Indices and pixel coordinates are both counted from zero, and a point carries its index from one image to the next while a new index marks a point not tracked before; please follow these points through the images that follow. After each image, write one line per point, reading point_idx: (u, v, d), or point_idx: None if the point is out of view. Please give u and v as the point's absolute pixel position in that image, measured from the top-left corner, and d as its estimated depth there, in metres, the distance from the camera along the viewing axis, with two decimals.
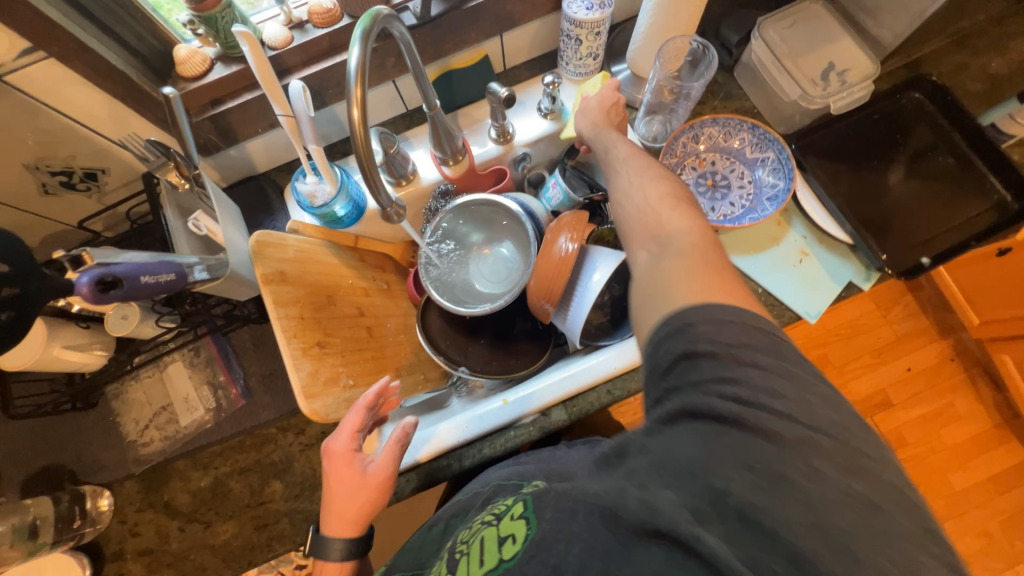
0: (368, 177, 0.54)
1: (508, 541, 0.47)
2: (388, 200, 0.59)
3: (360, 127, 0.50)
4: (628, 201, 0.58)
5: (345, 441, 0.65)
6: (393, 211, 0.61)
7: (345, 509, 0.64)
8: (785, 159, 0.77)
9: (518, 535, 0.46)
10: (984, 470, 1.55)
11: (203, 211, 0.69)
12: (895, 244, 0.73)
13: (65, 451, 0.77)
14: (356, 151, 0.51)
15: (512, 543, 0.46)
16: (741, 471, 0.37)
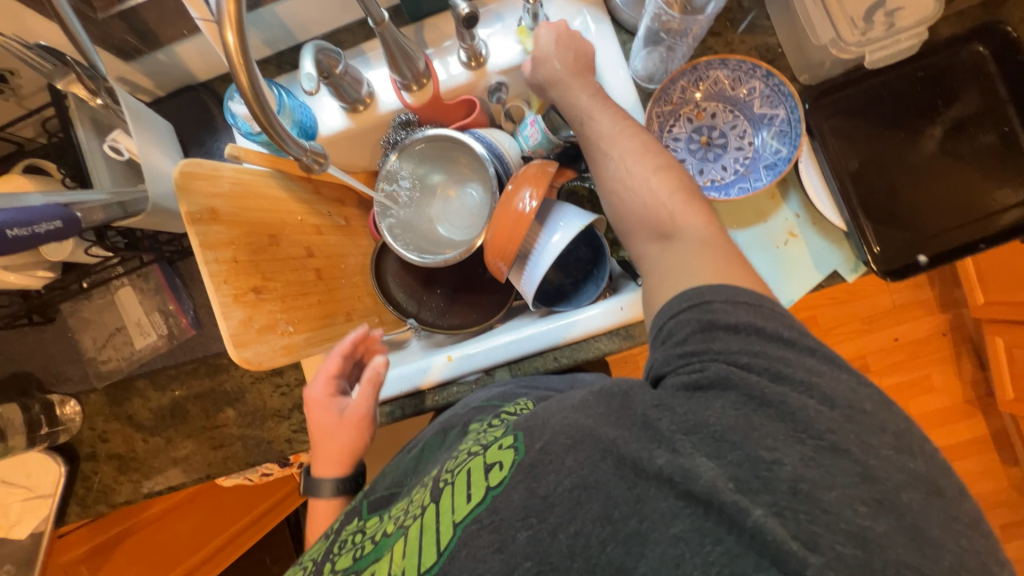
0: (267, 125, 0.47)
1: (495, 469, 0.46)
2: (300, 150, 0.54)
3: (237, 57, 0.42)
4: (626, 194, 0.56)
5: (317, 390, 0.68)
6: (310, 159, 0.56)
7: (330, 451, 0.68)
8: (795, 121, 0.65)
9: (505, 463, 0.45)
10: (941, 439, 1.57)
11: (121, 130, 0.63)
12: (895, 236, 0.64)
13: (31, 361, 0.80)
14: (240, 85, 0.44)
15: (500, 471, 0.45)
16: (791, 445, 0.37)
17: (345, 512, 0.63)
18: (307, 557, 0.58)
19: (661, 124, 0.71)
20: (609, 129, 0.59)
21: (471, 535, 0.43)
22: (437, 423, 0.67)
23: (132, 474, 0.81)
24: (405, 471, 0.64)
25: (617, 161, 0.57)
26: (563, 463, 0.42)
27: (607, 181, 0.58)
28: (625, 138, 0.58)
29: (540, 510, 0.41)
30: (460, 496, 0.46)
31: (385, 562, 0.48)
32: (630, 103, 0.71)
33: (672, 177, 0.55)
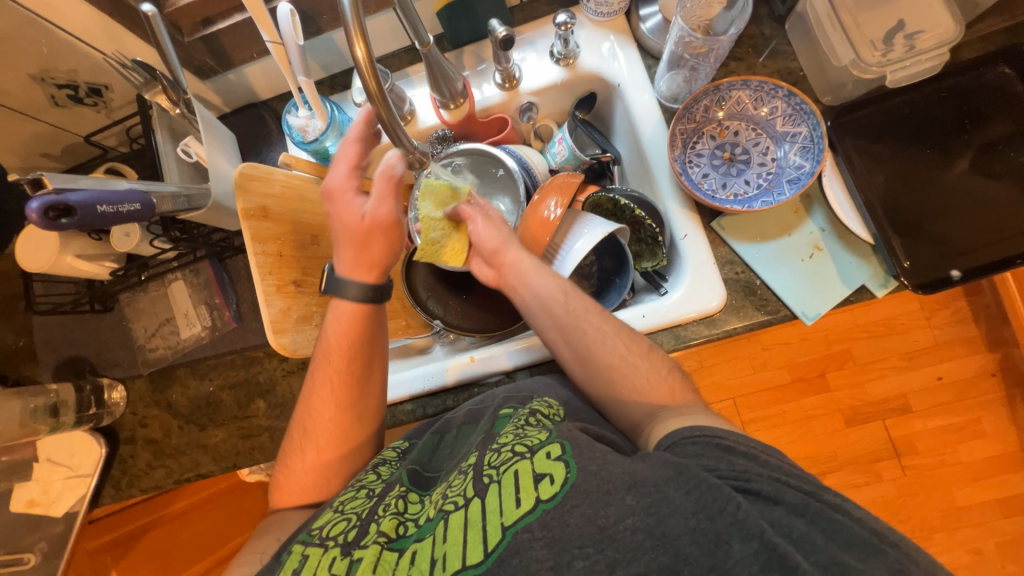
0: (391, 128, 0.59)
1: (546, 481, 0.45)
2: (411, 146, 0.65)
3: (366, 65, 0.52)
4: (604, 360, 0.62)
5: (344, 179, 0.64)
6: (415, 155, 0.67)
7: (363, 260, 0.66)
8: (817, 137, 0.67)
9: (557, 476, 0.45)
10: (995, 491, 1.44)
11: (193, 136, 0.70)
12: (924, 251, 0.63)
13: (87, 346, 0.87)
14: (369, 87, 0.53)
15: (552, 485, 0.45)
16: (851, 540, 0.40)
17: (374, 477, 0.60)
18: (345, 509, 0.55)
19: (684, 141, 0.74)
20: (578, 300, 0.66)
21: (524, 545, 0.42)
22: (467, 409, 0.68)
23: (165, 460, 0.84)
24: (443, 452, 0.64)
25: (594, 339, 0.63)
26: (623, 500, 0.42)
27: (581, 350, 0.64)
28: (583, 308, 0.65)
29: (598, 540, 0.41)
30: (507, 501, 0.45)
31: (428, 545, 0.47)
32: (653, 120, 0.75)
33: (636, 337, 0.64)
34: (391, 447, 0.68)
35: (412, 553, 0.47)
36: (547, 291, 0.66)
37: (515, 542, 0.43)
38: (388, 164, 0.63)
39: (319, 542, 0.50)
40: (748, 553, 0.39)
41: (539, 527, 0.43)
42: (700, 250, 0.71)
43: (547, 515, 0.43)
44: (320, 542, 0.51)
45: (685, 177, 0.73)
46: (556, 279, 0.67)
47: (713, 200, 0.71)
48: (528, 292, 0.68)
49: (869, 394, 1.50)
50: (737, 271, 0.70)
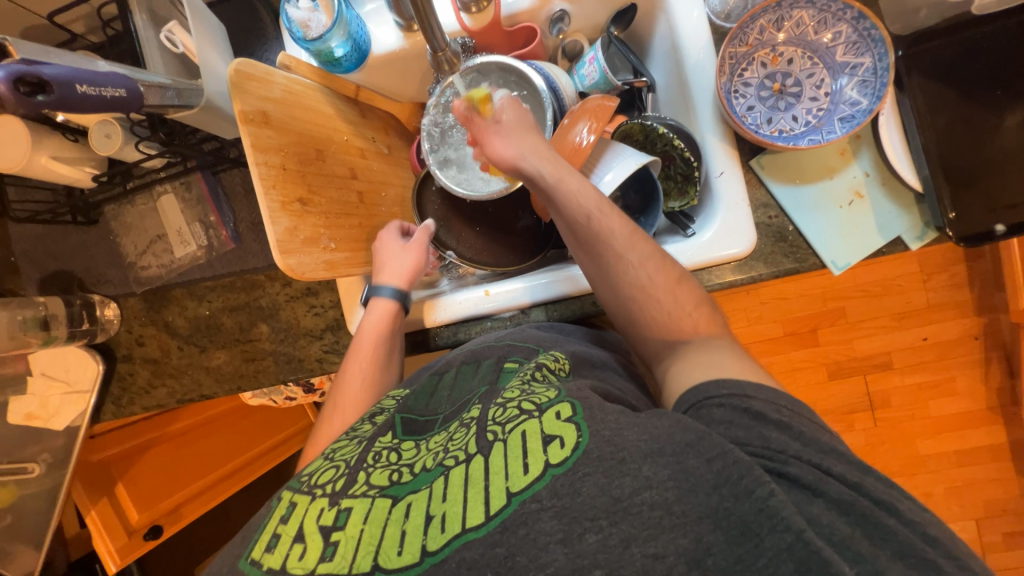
0: (425, 23, 0.59)
1: (557, 444, 0.43)
2: (441, 45, 0.65)
3: None
4: (627, 288, 0.60)
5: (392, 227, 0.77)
6: (443, 56, 0.68)
7: (397, 271, 0.73)
8: (882, 69, 0.61)
9: (567, 440, 0.43)
10: (955, 443, 1.55)
11: (177, 22, 0.60)
12: (970, 201, 0.60)
13: (73, 260, 0.81)
14: None
15: (562, 449, 0.43)
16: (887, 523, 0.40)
17: (366, 424, 0.59)
18: (335, 457, 0.53)
19: (733, 67, 0.67)
20: (605, 222, 0.60)
21: (532, 516, 0.40)
22: (466, 351, 0.66)
23: (165, 379, 0.82)
24: (439, 397, 0.61)
25: (630, 269, 0.59)
26: (640, 471, 0.41)
27: (604, 273, 0.61)
28: (611, 233, 0.60)
29: (610, 511, 0.40)
30: (514, 466, 0.43)
31: (423, 498, 0.44)
32: (702, 41, 0.67)
33: (666, 266, 0.60)
34: (389, 399, 0.64)
35: (406, 504, 0.44)
36: (582, 203, 0.60)
37: (520, 511, 0.40)
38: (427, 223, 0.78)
39: (307, 490, 0.49)
40: (781, 546, 0.37)
41: (547, 496, 0.41)
42: (734, 189, 0.66)
43: (555, 482, 0.41)
44: (308, 490, 0.49)
45: (730, 107, 0.67)
46: (579, 197, 0.61)
47: (757, 134, 0.66)
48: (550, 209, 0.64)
49: (857, 350, 1.54)
50: (770, 216, 0.67)
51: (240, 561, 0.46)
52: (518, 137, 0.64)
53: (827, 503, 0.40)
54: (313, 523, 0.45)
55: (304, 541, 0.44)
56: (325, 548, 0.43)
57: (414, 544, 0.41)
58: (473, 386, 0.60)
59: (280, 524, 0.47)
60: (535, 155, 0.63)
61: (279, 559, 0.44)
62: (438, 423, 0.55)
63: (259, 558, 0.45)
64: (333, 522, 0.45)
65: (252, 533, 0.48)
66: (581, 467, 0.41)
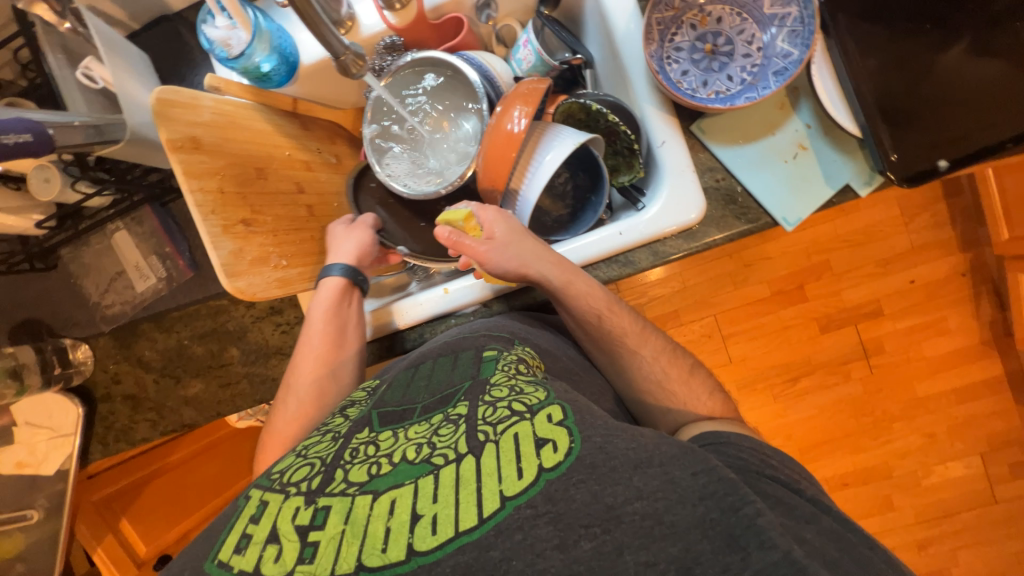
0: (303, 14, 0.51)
1: (548, 448, 0.42)
2: (339, 44, 0.55)
3: None
4: (643, 383, 0.62)
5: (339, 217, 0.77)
6: (350, 58, 0.57)
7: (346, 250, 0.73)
8: (808, 17, 0.60)
9: (561, 444, 0.43)
10: (951, 382, 1.55)
11: (93, 57, 0.61)
12: (910, 139, 0.59)
13: (38, 307, 0.81)
14: None
15: (555, 453, 0.42)
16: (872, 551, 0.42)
17: (344, 418, 0.55)
18: (308, 454, 0.50)
19: (662, 33, 0.67)
20: (616, 321, 0.64)
21: (528, 522, 0.39)
22: (442, 343, 0.62)
23: (145, 414, 0.83)
24: (416, 386, 0.56)
25: (642, 364, 0.63)
26: (630, 481, 0.41)
27: (618, 367, 0.64)
28: (622, 329, 0.64)
29: (605, 521, 0.39)
30: (508, 469, 0.41)
31: (408, 494, 0.42)
32: (626, 11, 0.66)
33: (677, 360, 0.64)
34: (361, 390, 0.62)
35: (389, 499, 0.42)
36: (592, 305, 0.63)
37: (515, 516, 0.39)
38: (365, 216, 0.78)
39: (279, 488, 0.46)
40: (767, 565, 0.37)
41: (542, 502, 0.40)
42: (678, 156, 0.66)
43: (550, 487, 0.40)
44: (280, 488, 0.46)
45: (663, 75, 0.66)
46: (590, 299, 0.63)
47: (693, 100, 0.65)
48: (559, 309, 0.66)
49: (845, 301, 1.54)
50: (717, 178, 0.66)
51: (205, 563, 0.42)
52: (520, 246, 0.63)
53: (817, 530, 0.43)
54: (287, 523, 0.42)
55: (279, 543, 0.41)
56: (303, 549, 0.41)
57: (399, 541, 0.39)
58: (451, 377, 0.56)
59: (250, 524, 0.43)
60: (541, 262, 0.63)
61: (250, 563, 0.41)
62: (418, 413, 0.51)
63: (227, 560, 0.42)
64: (311, 521, 0.42)
65: (217, 534, 0.44)
66: (574, 473, 0.41)
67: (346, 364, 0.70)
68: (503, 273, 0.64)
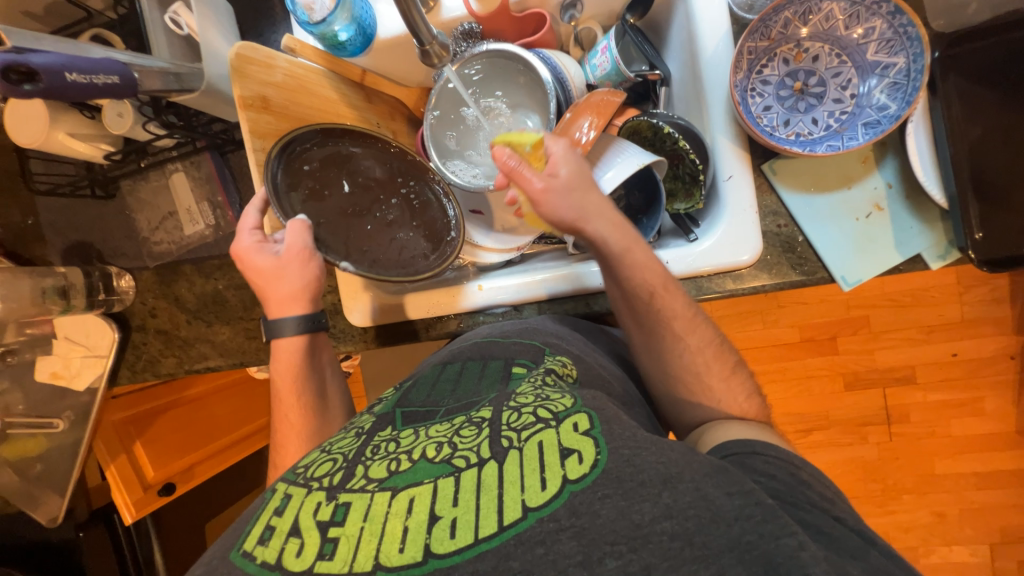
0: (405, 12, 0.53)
1: (574, 459, 0.41)
2: (427, 36, 0.56)
3: None
4: (679, 371, 0.59)
5: (245, 238, 0.64)
6: (433, 50, 0.59)
7: (282, 293, 0.63)
8: (915, 72, 0.56)
9: (586, 455, 0.41)
10: (977, 465, 1.47)
11: (182, 3, 0.62)
12: (1005, 223, 0.55)
13: (92, 233, 0.85)
14: None
15: (581, 464, 0.40)
16: None
17: (366, 416, 0.56)
18: (333, 449, 0.50)
19: (751, 63, 0.63)
20: (668, 302, 0.58)
21: (550, 536, 0.38)
22: (474, 345, 0.63)
23: (175, 350, 0.86)
24: (438, 392, 0.57)
25: (682, 350, 0.58)
26: (659, 497, 0.39)
27: (656, 352, 0.60)
28: (672, 311, 0.58)
29: (632, 538, 0.37)
30: (531, 479, 0.40)
31: (427, 492, 0.41)
32: (719, 34, 0.63)
33: (723, 355, 0.59)
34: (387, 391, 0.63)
35: (407, 497, 0.41)
36: (643, 279, 0.58)
37: (537, 529, 0.38)
38: (297, 219, 0.63)
39: (302, 482, 0.46)
40: None
41: (566, 515, 0.38)
42: (742, 195, 0.63)
43: (574, 500, 0.39)
44: (303, 483, 0.46)
45: (744, 108, 0.63)
46: (646, 272, 0.58)
47: (771, 138, 0.62)
48: (607, 276, 0.60)
49: (877, 361, 1.47)
50: (779, 225, 0.63)
51: (230, 552, 0.43)
52: (582, 194, 0.57)
53: (864, 567, 0.39)
54: (309, 518, 0.42)
55: (301, 537, 0.41)
56: (323, 544, 0.40)
57: (416, 542, 0.39)
58: (478, 388, 0.56)
59: (274, 516, 0.44)
60: (600, 218, 0.57)
61: (273, 554, 0.41)
62: (441, 414, 0.52)
63: (252, 550, 0.42)
64: (332, 517, 0.42)
65: (243, 526, 0.45)
66: (599, 487, 0.39)
67: (327, 375, 0.68)
68: (558, 218, 0.57)
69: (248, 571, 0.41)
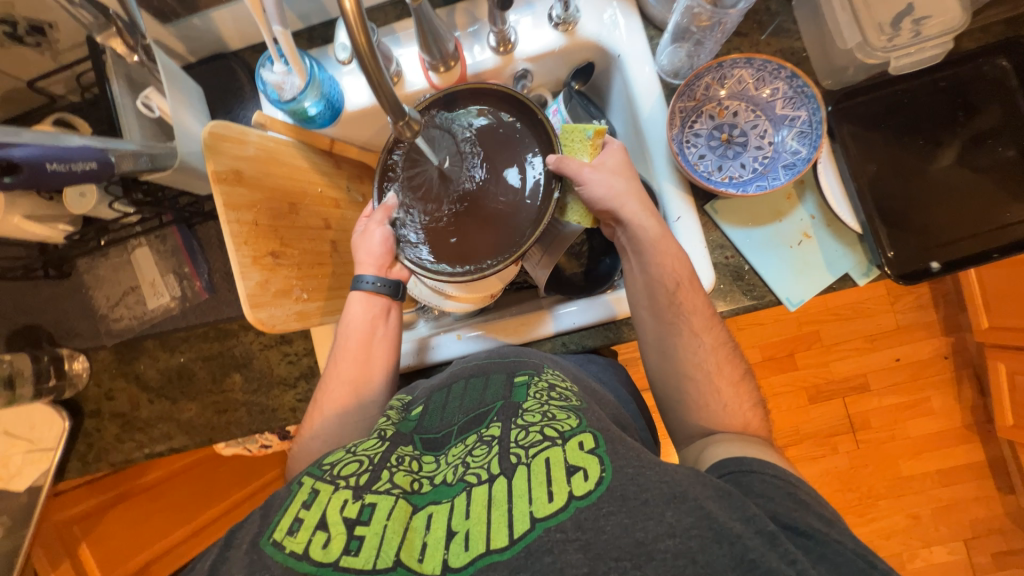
0: (374, 81, 0.45)
1: (580, 476, 0.44)
2: (400, 113, 0.49)
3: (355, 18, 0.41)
4: (690, 369, 0.63)
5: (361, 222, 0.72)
6: (406, 126, 0.51)
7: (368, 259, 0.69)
8: (816, 123, 0.67)
9: (592, 473, 0.45)
10: (937, 462, 1.56)
11: (154, 88, 0.64)
12: (910, 243, 0.65)
13: (43, 315, 0.80)
14: (356, 45, 0.42)
15: (586, 482, 0.44)
16: None
17: (385, 421, 0.59)
18: (357, 451, 0.53)
19: (683, 120, 0.73)
20: (689, 297, 0.64)
21: (557, 545, 0.41)
22: (476, 363, 0.65)
23: (134, 434, 0.81)
24: (451, 407, 0.59)
25: (696, 346, 0.63)
26: (663, 516, 0.42)
27: (670, 346, 0.64)
28: (691, 306, 0.64)
29: (635, 554, 0.40)
30: (539, 492, 0.44)
31: (444, 511, 0.46)
32: (653, 96, 0.72)
33: (732, 359, 0.63)
34: (397, 399, 0.66)
35: (426, 515, 0.46)
36: (671, 272, 0.63)
37: (545, 539, 0.41)
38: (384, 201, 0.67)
39: (329, 479, 0.49)
40: None
41: (572, 527, 0.42)
42: (691, 232, 0.70)
43: (580, 514, 0.42)
44: (331, 479, 0.49)
45: (682, 157, 0.72)
46: (675, 261, 0.64)
47: (708, 182, 0.70)
48: (637, 265, 0.66)
49: (834, 373, 1.57)
50: (727, 256, 0.71)
51: (261, 539, 0.44)
52: (621, 181, 0.66)
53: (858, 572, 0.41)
54: (336, 514, 0.45)
55: (328, 530, 0.44)
56: (349, 540, 0.44)
57: (435, 558, 0.42)
58: (483, 398, 0.58)
59: (303, 509, 0.46)
60: (636, 206, 0.65)
61: (302, 545, 0.43)
62: (455, 434, 0.56)
63: (281, 540, 0.44)
64: (358, 516, 0.45)
65: (270, 515, 0.47)
66: (604, 503, 0.43)
67: (394, 337, 0.71)
68: (598, 198, 0.64)
69: (279, 561, 0.42)
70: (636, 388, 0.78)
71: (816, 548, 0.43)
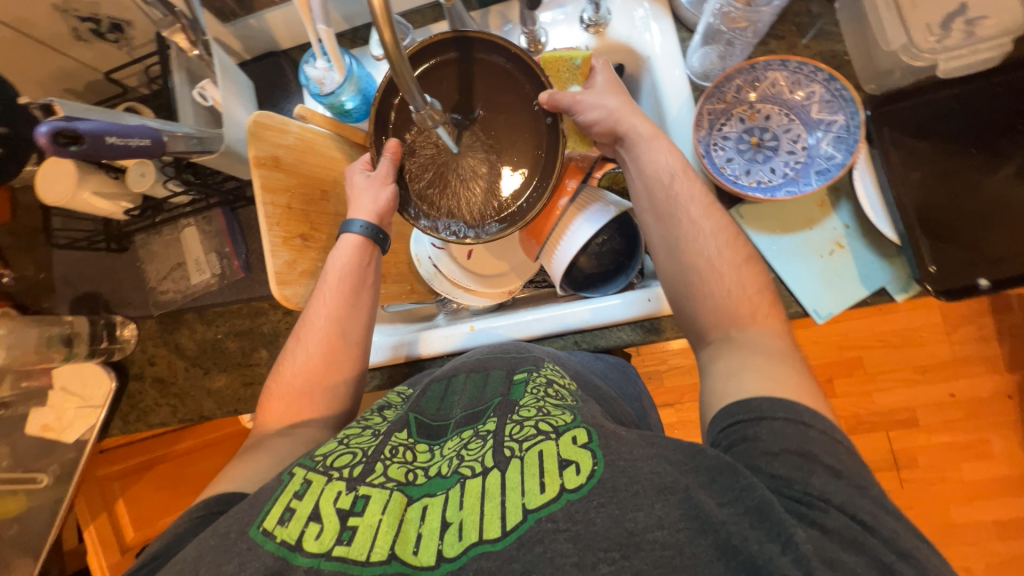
0: (397, 73, 0.46)
1: (572, 470, 0.44)
2: (421, 102, 0.51)
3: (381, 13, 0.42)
4: (693, 260, 0.59)
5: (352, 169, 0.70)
6: (426, 113, 0.54)
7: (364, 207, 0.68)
8: (854, 127, 0.64)
9: (584, 467, 0.44)
10: (995, 512, 1.41)
11: (209, 80, 0.70)
12: (956, 256, 0.60)
13: (101, 284, 0.88)
14: (384, 39, 0.43)
15: (578, 475, 0.44)
16: None
17: (381, 415, 0.61)
18: (350, 443, 0.54)
19: (711, 122, 0.71)
20: (683, 185, 0.62)
21: (548, 536, 0.41)
22: (475, 359, 0.66)
23: (170, 399, 0.87)
24: (450, 401, 0.61)
25: (697, 233, 0.60)
26: (652, 508, 0.41)
27: (671, 240, 0.61)
28: (688, 197, 0.62)
29: (624, 545, 0.39)
30: (531, 483, 0.44)
31: (438, 501, 0.46)
32: (681, 99, 0.72)
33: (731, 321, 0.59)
34: (396, 393, 0.68)
35: (420, 505, 0.46)
36: (663, 164, 0.63)
37: (537, 529, 0.41)
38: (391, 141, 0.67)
39: (322, 469, 0.50)
40: None
41: (563, 518, 0.41)
42: None
43: (571, 506, 0.42)
44: (324, 470, 0.50)
45: (708, 160, 0.70)
46: (669, 157, 0.63)
47: (735, 185, 0.68)
48: (634, 168, 0.65)
49: (877, 404, 1.46)
50: None
51: (251, 528, 0.45)
52: (614, 96, 0.67)
53: None
54: (329, 504, 0.46)
55: (321, 521, 0.45)
56: (342, 531, 0.45)
57: (429, 548, 0.43)
58: (482, 398, 0.60)
59: (294, 499, 0.47)
60: (632, 117, 0.65)
61: (293, 535, 0.44)
62: (453, 428, 0.57)
63: (273, 529, 0.45)
64: (351, 507, 0.46)
65: (260, 502, 0.47)
66: (595, 496, 0.42)
67: (377, 269, 0.71)
68: (594, 121, 0.66)
69: (269, 549, 0.43)
70: (646, 391, 0.76)
71: (810, 514, 0.40)
